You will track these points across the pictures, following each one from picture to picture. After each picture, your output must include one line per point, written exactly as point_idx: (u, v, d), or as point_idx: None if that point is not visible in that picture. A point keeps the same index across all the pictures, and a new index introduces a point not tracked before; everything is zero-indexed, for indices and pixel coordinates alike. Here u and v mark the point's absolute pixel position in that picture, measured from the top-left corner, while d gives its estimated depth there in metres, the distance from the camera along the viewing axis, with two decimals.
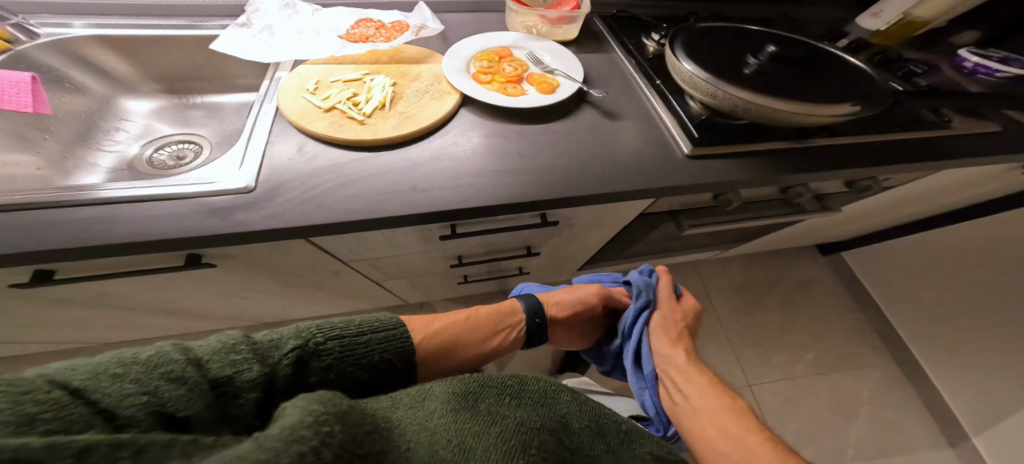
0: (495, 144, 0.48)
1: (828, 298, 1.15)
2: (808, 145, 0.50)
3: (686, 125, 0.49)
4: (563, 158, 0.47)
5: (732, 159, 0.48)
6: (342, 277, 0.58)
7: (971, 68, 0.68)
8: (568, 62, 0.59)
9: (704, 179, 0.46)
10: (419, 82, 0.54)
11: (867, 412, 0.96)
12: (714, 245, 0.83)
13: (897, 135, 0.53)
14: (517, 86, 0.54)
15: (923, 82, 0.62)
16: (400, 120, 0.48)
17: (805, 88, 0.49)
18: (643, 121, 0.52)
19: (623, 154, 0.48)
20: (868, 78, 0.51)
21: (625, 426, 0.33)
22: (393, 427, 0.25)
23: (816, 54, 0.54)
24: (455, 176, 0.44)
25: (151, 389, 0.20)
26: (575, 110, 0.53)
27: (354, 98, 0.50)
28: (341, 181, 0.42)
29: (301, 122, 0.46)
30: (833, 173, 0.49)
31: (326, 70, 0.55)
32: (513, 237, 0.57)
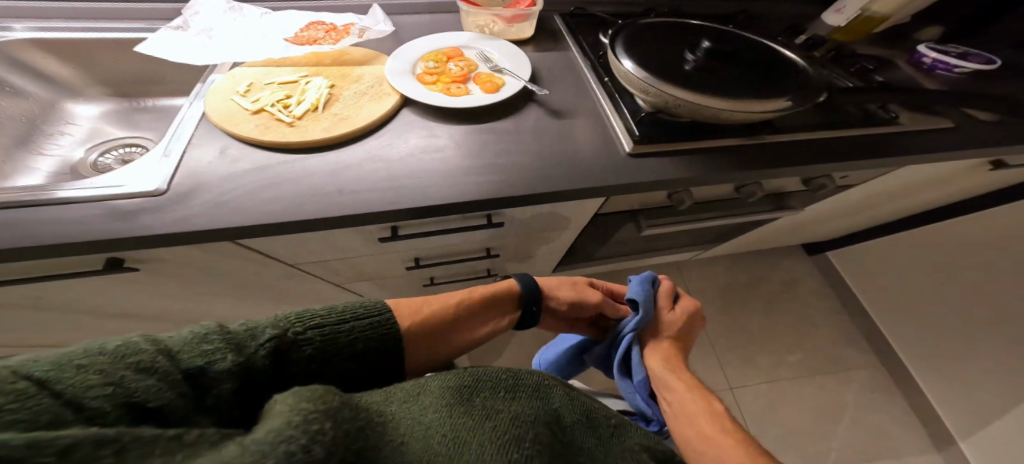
0: (429, 143, 0.53)
1: (810, 298, 1.29)
2: (745, 142, 0.55)
3: (628, 124, 0.54)
4: (503, 156, 0.52)
5: (674, 156, 0.53)
6: (297, 280, 0.63)
7: (931, 64, 0.72)
8: (517, 62, 0.64)
9: (646, 176, 0.51)
10: (358, 84, 0.60)
11: (851, 415, 1.09)
12: (691, 246, 0.90)
13: (829, 135, 0.57)
14: (462, 86, 0.59)
15: (876, 78, 0.67)
16: (332, 122, 0.53)
17: (736, 84, 0.51)
18: (591, 118, 0.57)
19: (583, 156, 0.52)
20: (799, 71, 0.55)
21: (614, 421, 0.36)
22: (389, 420, 0.27)
23: (748, 47, 0.58)
24: (402, 179, 0.49)
25: (116, 381, 0.19)
26: (519, 109, 0.58)
27: (286, 100, 0.56)
28: (307, 173, 0.48)
29: (226, 125, 0.52)
30: (766, 171, 0.54)
31: (261, 72, 0.62)
32: (470, 240, 0.63)
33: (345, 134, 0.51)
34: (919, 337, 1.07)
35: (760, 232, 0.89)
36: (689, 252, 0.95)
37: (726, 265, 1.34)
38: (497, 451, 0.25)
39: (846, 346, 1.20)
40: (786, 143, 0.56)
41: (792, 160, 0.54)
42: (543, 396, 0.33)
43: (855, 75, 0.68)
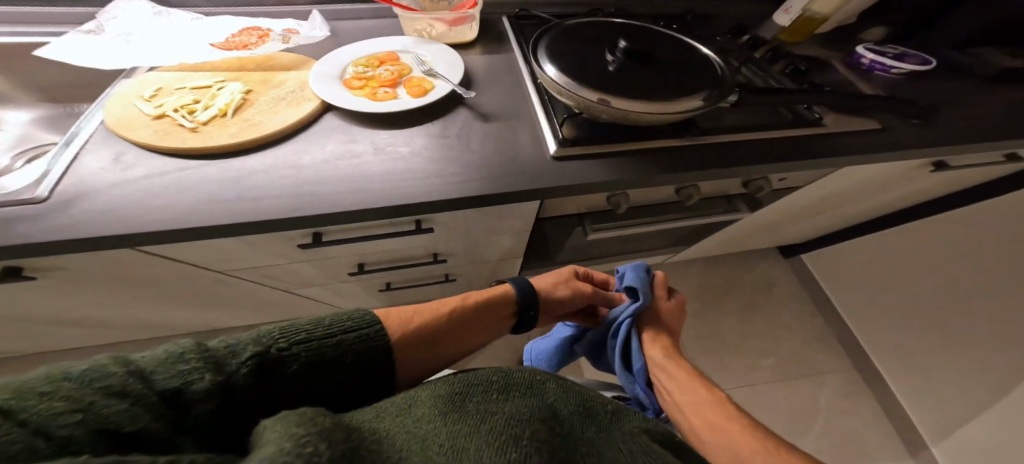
0: (345, 148, 0.52)
1: (786, 298, 1.33)
2: (666, 144, 0.55)
3: (555, 128, 0.54)
4: (426, 161, 0.51)
5: (600, 159, 0.53)
6: (234, 284, 0.65)
7: (869, 65, 0.75)
8: (451, 64, 0.64)
9: (572, 179, 0.50)
10: (278, 89, 0.59)
11: (823, 420, 1.12)
12: (657, 249, 0.93)
13: (759, 135, 0.57)
14: (391, 90, 0.59)
15: (807, 76, 0.68)
16: (240, 127, 0.52)
17: (655, 83, 0.52)
18: (512, 122, 0.57)
19: (523, 159, 0.52)
20: (710, 67, 0.57)
21: (611, 407, 0.37)
22: (382, 437, 0.26)
23: (666, 46, 0.60)
24: (308, 188, 0.47)
25: (84, 407, 0.18)
26: (448, 113, 0.58)
27: (193, 105, 0.55)
28: (211, 177, 0.47)
29: (122, 130, 0.51)
30: (688, 174, 0.53)
31: (176, 77, 0.61)
32: (412, 247, 0.63)
33: (249, 141, 0.50)
34: (880, 326, 1.14)
35: (722, 235, 0.92)
36: (654, 255, 0.98)
37: (702, 266, 1.37)
38: (493, 446, 0.25)
39: (807, 336, 1.27)
40: (715, 145, 0.56)
41: (721, 161, 0.55)
42: (536, 392, 0.34)
43: (792, 77, 0.69)
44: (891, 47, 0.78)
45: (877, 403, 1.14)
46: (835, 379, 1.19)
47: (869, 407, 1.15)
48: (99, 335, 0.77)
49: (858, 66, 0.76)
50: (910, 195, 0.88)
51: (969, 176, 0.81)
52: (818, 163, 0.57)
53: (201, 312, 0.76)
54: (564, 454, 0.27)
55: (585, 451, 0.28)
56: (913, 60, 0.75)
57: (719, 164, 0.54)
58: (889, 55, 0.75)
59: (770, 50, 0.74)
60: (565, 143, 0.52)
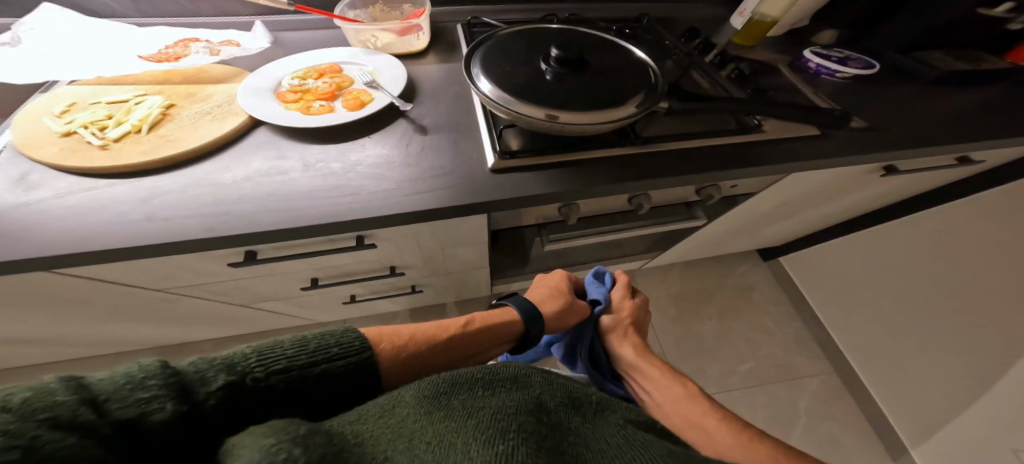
0: (275, 166, 0.50)
1: (765, 305, 1.41)
2: (602, 149, 0.55)
3: (493, 141, 0.54)
4: (360, 178, 0.50)
5: (541, 170, 0.53)
6: (180, 302, 0.62)
7: (815, 68, 0.80)
8: (394, 76, 0.63)
9: (505, 192, 0.50)
10: (203, 103, 0.56)
11: (805, 423, 1.18)
12: (633, 254, 0.95)
13: (702, 141, 0.59)
14: (327, 104, 0.57)
15: (752, 81, 0.70)
16: (155, 144, 0.50)
17: (588, 91, 0.54)
18: (453, 134, 0.57)
19: (464, 172, 0.52)
20: (643, 68, 0.60)
21: (597, 397, 0.38)
22: (364, 439, 0.26)
23: (609, 52, 0.62)
24: (224, 210, 0.45)
25: (24, 443, 0.16)
26: (389, 124, 0.57)
27: (105, 121, 0.52)
28: (124, 198, 0.45)
29: (28, 149, 0.48)
30: (633, 183, 0.55)
31: (91, 91, 0.57)
32: (366, 261, 0.62)
33: (167, 160, 0.48)
34: (849, 318, 1.21)
35: (693, 241, 0.94)
36: (629, 262, 1.00)
37: (680, 271, 1.46)
38: (482, 442, 0.25)
39: (777, 333, 1.35)
40: (657, 153, 0.58)
41: (665, 169, 0.56)
42: (522, 384, 0.34)
43: (737, 83, 0.71)
44: (838, 52, 0.83)
45: (857, 407, 1.19)
46: (815, 383, 1.25)
47: (834, 396, 1.22)
48: (24, 355, 0.72)
49: (805, 69, 0.81)
50: (867, 199, 0.94)
51: (918, 181, 0.87)
52: (758, 169, 0.59)
53: (142, 332, 0.72)
54: (553, 441, 0.27)
55: (573, 439, 0.29)
56: (857, 64, 0.80)
57: (655, 173, 0.56)
58: (833, 60, 0.80)
59: (718, 54, 0.77)
60: (502, 156, 0.52)
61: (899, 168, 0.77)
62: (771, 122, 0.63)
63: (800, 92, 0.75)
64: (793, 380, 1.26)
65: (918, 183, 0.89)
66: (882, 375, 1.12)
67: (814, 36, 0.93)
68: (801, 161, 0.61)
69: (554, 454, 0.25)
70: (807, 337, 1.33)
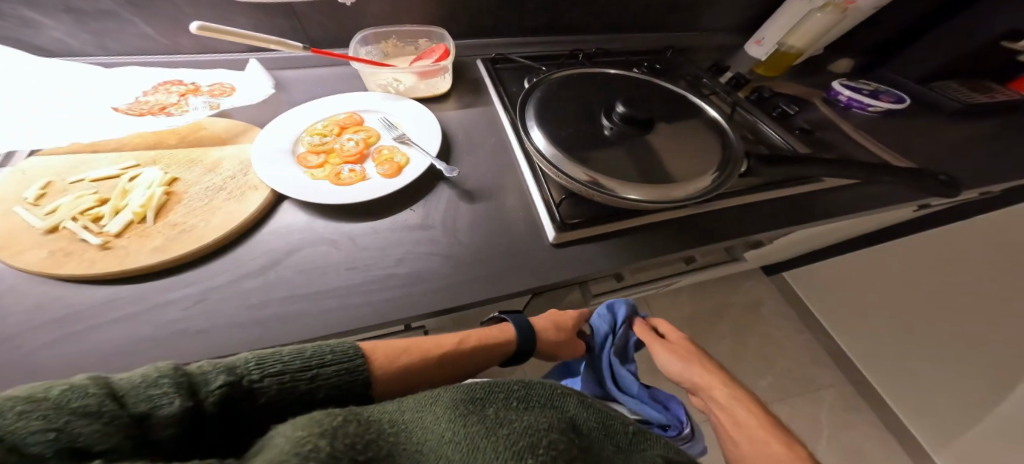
0: (323, 255, 0.47)
1: (772, 320, 1.40)
2: (667, 216, 0.54)
3: (551, 208, 0.52)
4: (403, 264, 0.46)
5: (600, 240, 0.52)
6: None
7: (847, 101, 0.80)
8: (426, 128, 0.63)
9: (581, 269, 0.49)
10: (211, 176, 0.53)
11: (827, 437, 1.16)
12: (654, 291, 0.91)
13: (769, 195, 0.58)
14: (354, 170, 0.55)
15: (796, 122, 0.71)
16: (166, 239, 0.45)
17: (649, 154, 0.55)
18: (499, 199, 0.56)
19: (523, 243, 0.51)
20: (718, 127, 0.62)
21: (632, 427, 0.35)
22: (400, 430, 0.27)
23: (673, 103, 0.65)
24: (256, 305, 0.41)
25: (59, 427, 0.19)
26: (430, 190, 0.56)
27: (95, 209, 0.46)
28: (126, 315, 0.40)
29: (8, 255, 0.42)
30: (702, 248, 0.54)
31: (70, 164, 0.52)
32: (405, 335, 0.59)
33: (174, 257, 0.43)
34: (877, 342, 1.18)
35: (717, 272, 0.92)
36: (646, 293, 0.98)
37: (689, 293, 1.43)
38: (510, 454, 0.25)
39: (812, 367, 1.30)
40: (709, 212, 0.57)
41: (727, 230, 0.56)
42: (557, 404, 0.33)
43: (779, 120, 0.72)
44: (866, 85, 0.83)
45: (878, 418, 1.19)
46: (831, 394, 1.24)
47: (849, 405, 1.22)
48: None
49: (835, 102, 0.81)
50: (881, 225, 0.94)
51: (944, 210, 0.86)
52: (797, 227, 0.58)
53: None
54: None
55: None
56: (888, 98, 0.80)
57: (709, 237, 0.55)
58: (865, 93, 0.80)
59: (755, 90, 0.77)
60: (563, 229, 0.49)
61: (930, 206, 0.76)
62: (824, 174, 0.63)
63: (841, 130, 0.74)
64: (813, 389, 1.25)
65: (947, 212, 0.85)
66: (904, 389, 1.13)
67: (831, 64, 0.92)
68: (842, 209, 0.60)
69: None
70: (818, 351, 1.33)
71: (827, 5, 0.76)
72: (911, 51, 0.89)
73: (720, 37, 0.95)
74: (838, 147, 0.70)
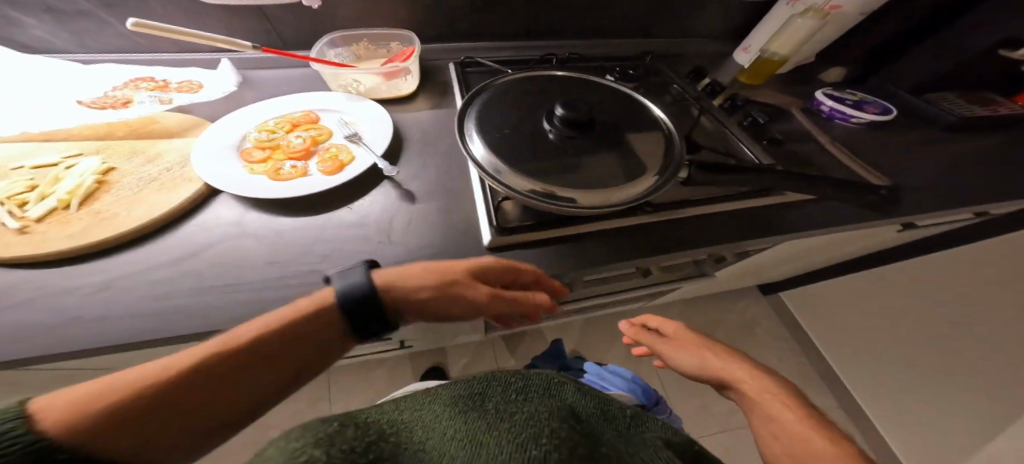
0: (242, 247, 0.47)
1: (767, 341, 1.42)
2: (620, 223, 0.53)
3: (490, 214, 0.51)
4: (328, 262, 0.46)
5: (540, 246, 0.51)
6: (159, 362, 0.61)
7: (829, 111, 0.81)
8: (374, 128, 0.63)
9: (525, 273, 0.48)
10: (149, 167, 0.53)
11: None
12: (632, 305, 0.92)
13: (728, 204, 0.57)
14: (296, 166, 0.55)
15: (765, 131, 0.70)
16: (86, 225, 0.44)
17: (589, 159, 0.54)
18: (445, 202, 0.55)
19: (467, 249, 0.50)
20: (662, 129, 0.61)
21: (629, 412, 0.37)
22: (401, 432, 0.28)
23: (623, 105, 0.65)
24: (174, 297, 0.41)
25: None
26: (374, 187, 0.56)
27: (26, 194, 0.46)
28: (28, 298, 0.39)
29: None
30: (657, 256, 0.53)
31: (12, 150, 0.52)
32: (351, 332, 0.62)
33: (90, 244, 0.43)
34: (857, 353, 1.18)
35: (700, 287, 0.91)
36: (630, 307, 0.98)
37: (681, 307, 1.44)
38: (514, 446, 0.25)
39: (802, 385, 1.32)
40: (667, 221, 0.55)
41: (682, 239, 0.54)
42: (556, 392, 0.34)
43: (750, 129, 0.72)
44: (853, 95, 0.84)
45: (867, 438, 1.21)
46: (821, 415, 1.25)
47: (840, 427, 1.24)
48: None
49: (817, 112, 0.82)
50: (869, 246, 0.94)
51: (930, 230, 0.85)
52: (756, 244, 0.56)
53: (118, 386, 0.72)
54: (587, 452, 0.26)
55: (609, 451, 0.28)
56: (874, 107, 0.81)
57: (665, 246, 0.53)
58: (850, 104, 0.80)
59: (729, 97, 0.78)
60: (500, 233, 0.49)
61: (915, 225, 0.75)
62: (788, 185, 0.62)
63: (819, 143, 0.74)
64: None
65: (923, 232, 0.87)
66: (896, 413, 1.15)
67: (823, 73, 0.92)
68: (810, 226, 0.58)
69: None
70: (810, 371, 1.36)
71: (808, 11, 0.77)
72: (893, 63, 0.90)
73: (699, 44, 0.95)
74: (813, 161, 0.69)
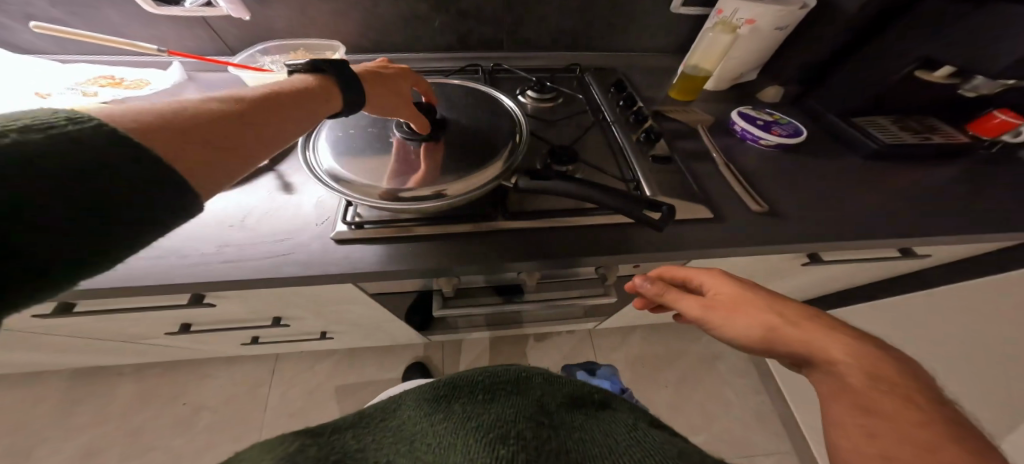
0: None
1: (731, 374, 1.29)
2: (470, 228, 0.53)
3: (347, 208, 0.53)
4: (207, 242, 0.49)
5: (386, 244, 0.51)
6: (58, 328, 0.62)
7: (742, 132, 0.76)
8: None
9: (377, 268, 0.49)
10: None
11: None
12: (568, 318, 0.92)
13: (589, 218, 0.55)
14: None
15: (655, 142, 0.68)
16: None
17: (433, 160, 0.52)
18: (320, 199, 0.55)
19: (315, 246, 0.50)
20: (512, 121, 0.60)
21: (597, 394, 0.38)
22: (373, 442, 0.28)
23: (482, 103, 0.63)
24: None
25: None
26: (257, 178, 0.58)
27: None
28: None
29: None
30: (504, 264, 0.51)
31: None
32: (241, 311, 0.62)
33: None
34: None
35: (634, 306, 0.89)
36: (586, 321, 0.96)
37: (639, 332, 1.35)
38: (482, 446, 0.26)
39: (756, 427, 1.20)
40: (526, 229, 0.54)
41: (528, 248, 0.53)
42: (524, 388, 0.35)
43: (645, 143, 0.69)
44: (768, 115, 0.78)
45: None
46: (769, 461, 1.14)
47: None
48: None
49: (730, 132, 0.77)
50: (805, 284, 0.89)
51: (856, 267, 0.80)
52: (580, 262, 0.53)
53: (38, 355, 0.76)
54: (555, 444, 0.27)
55: (578, 436, 0.29)
56: (783, 130, 0.75)
57: (522, 251, 0.52)
58: (759, 124, 0.75)
59: (636, 109, 0.75)
60: (345, 225, 0.50)
61: (822, 258, 0.71)
62: (667, 198, 0.60)
63: (713, 161, 0.70)
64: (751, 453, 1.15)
65: (861, 270, 0.82)
66: None
67: (757, 93, 0.90)
68: (637, 250, 0.54)
69: (551, 454, 0.25)
70: (770, 413, 1.23)
71: (717, 25, 0.79)
72: (828, 82, 0.84)
73: (644, 58, 0.95)
74: (700, 181, 0.65)
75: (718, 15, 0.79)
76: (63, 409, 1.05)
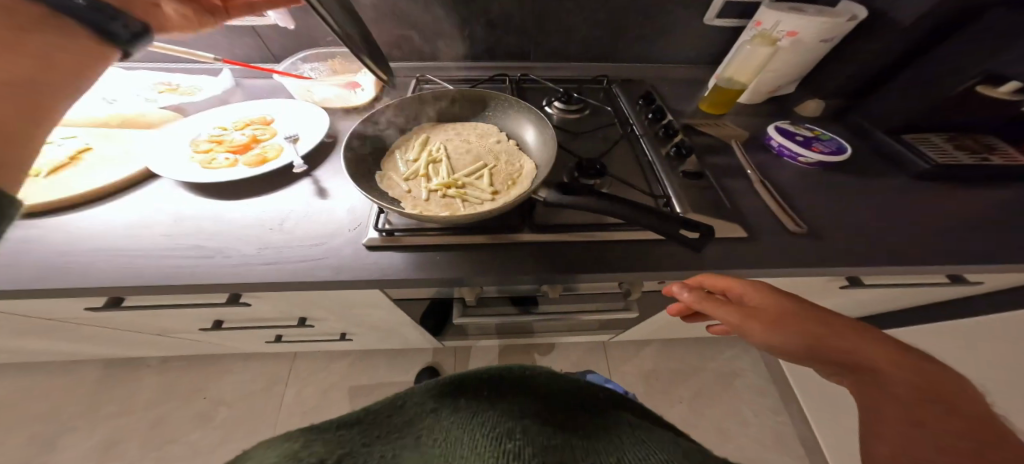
0: (157, 224, 0.52)
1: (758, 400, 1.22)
2: (497, 239, 0.53)
3: (379, 215, 0.55)
4: (246, 243, 0.51)
5: (414, 252, 0.52)
6: (104, 321, 0.66)
7: (778, 147, 0.73)
8: (311, 127, 0.68)
9: (402, 275, 0.49)
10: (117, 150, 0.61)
11: None
12: (587, 330, 0.90)
13: (617, 233, 0.54)
14: (230, 157, 0.62)
15: (687, 158, 0.67)
16: (59, 186, 0.54)
17: None
18: (352, 205, 0.57)
19: (347, 251, 0.51)
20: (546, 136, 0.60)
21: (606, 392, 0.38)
22: (382, 434, 0.29)
23: None
24: (117, 248, 0.50)
25: None
26: (295, 182, 0.61)
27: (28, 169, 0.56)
28: None
29: None
30: (529, 276, 0.51)
31: None
32: (268, 310, 0.64)
33: (72, 198, 0.53)
34: (833, 421, 1.02)
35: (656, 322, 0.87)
36: (604, 334, 0.94)
37: (658, 349, 1.30)
38: (488, 438, 0.26)
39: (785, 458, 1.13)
40: (555, 242, 0.54)
41: (556, 263, 0.52)
42: (530, 386, 0.36)
43: (674, 158, 0.68)
44: (808, 131, 0.75)
45: None
46: None
47: None
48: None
49: (766, 147, 0.74)
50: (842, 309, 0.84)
51: (901, 294, 0.75)
52: (608, 278, 0.52)
53: (85, 345, 0.81)
54: (561, 440, 0.27)
55: (584, 432, 0.29)
56: (825, 146, 0.71)
57: (549, 265, 0.52)
58: (798, 140, 0.72)
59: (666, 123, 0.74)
60: (376, 234, 0.52)
61: (862, 282, 0.66)
62: (697, 214, 0.58)
63: (749, 179, 0.67)
64: None
65: (907, 296, 0.76)
66: None
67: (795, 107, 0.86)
68: (666, 269, 0.52)
69: (555, 451, 0.26)
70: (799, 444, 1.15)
71: (756, 37, 0.76)
72: (874, 97, 0.80)
73: (674, 69, 0.94)
74: (732, 198, 0.63)
75: (757, 27, 0.78)
76: (105, 394, 1.12)
